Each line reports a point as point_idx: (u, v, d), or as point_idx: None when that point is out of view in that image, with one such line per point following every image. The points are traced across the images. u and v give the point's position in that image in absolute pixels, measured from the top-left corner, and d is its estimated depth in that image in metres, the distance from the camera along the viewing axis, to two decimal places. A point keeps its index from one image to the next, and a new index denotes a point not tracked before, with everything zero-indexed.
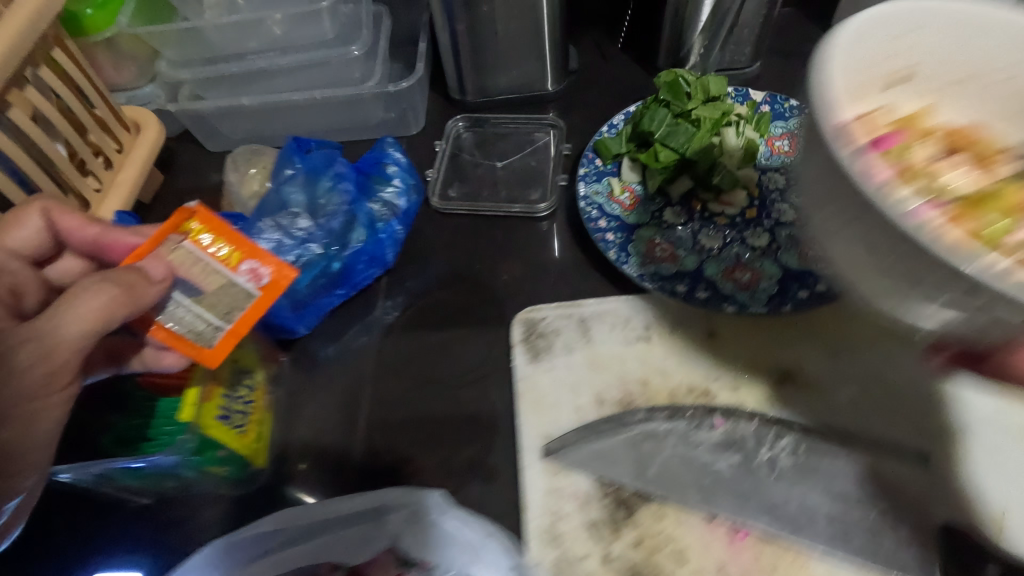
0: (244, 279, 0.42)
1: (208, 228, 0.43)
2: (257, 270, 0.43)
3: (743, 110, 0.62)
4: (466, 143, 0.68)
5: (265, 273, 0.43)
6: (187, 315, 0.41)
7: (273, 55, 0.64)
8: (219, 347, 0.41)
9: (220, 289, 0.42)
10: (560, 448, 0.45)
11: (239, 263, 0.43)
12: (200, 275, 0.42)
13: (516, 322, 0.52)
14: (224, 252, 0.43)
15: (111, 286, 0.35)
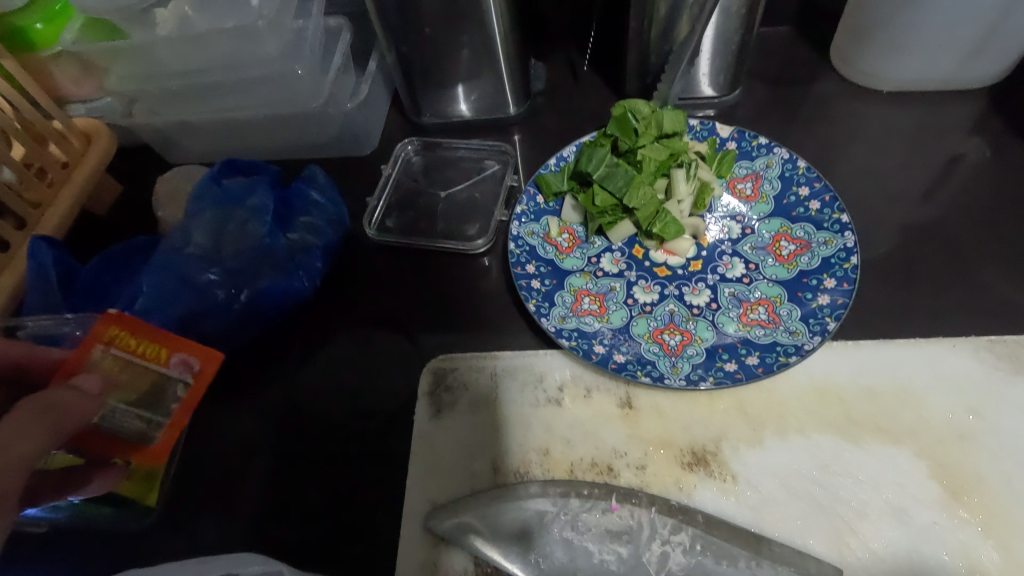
0: (177, 370, 0.44)
1: (131, 332, 0.44)
2: (186, 359, 0.44)
3: (702, 148, 0.57)
4: (415, 169, 0.65)
5: (195, 360, 0.44)
6: (129, 419, 0.42)
7: (220, 73, 0.63)
8: (163, 442, 0.43)
9: (150, 386, 0.43)
10: (442, 521, 0.42)
11: (169, 357, 0.44)
12: (131, 378, 0.43)
13: (425, 372, 0.50)
14: (151, 350, 0.44)
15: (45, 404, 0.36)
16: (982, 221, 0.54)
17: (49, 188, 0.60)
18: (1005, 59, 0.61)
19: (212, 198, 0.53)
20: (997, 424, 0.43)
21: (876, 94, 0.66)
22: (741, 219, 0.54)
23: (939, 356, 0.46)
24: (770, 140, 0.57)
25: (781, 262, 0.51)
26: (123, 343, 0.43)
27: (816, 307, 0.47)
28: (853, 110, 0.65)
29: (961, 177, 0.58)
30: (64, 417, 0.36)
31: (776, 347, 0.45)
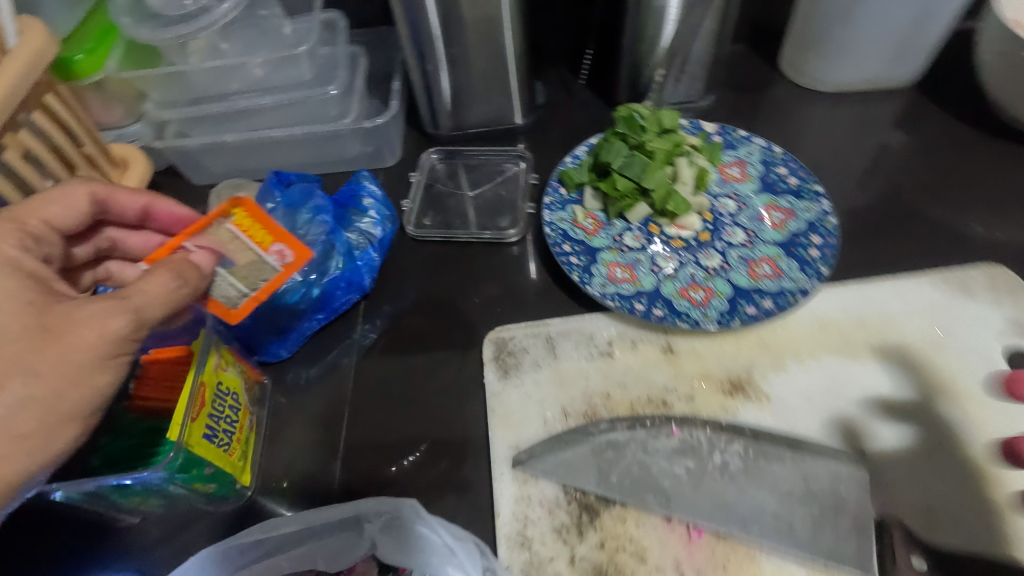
0: (275, 259, 0.46)
1: (246, 215, 0.44)
2: (283, 251, 0.45)
3: (695, 141, 0.67)
4: (440, 174, 0.72)
5: (288, 254, 0.46)
6: (226, 284, 0.46)
7: (255, 96, 0.67)
8: (244, 308, 0.47)
9: (251, 264, 0.46)
10: (529, 460, 0.48)
11: (270, 244, 0.45)
12: (239, 253, 0.45)
13: (487, 342, 0.56)
14: (260, 234, 0.45)
15: (169, 275, 0.38)
16: (912, 193, 0.68)
17: None
18: (921, 63, 0.75)
19: (277, 200, 0.56)
20: (958, 332, 0.54)
21: (823, 95, 0.79)
22: (736, 196, 0.64)
23: (908, 288, 0.56)
24: (747, 133, 0.68)
25: (774, 227, 0.61)
26: (238, 222, 0.44)
27: (809, 258, 0.57)
28: (806, 109, 0.78)
29: (894, 160, 0.72)
30: (187, 291, 0.39)
31: (784, 292, 0.55)
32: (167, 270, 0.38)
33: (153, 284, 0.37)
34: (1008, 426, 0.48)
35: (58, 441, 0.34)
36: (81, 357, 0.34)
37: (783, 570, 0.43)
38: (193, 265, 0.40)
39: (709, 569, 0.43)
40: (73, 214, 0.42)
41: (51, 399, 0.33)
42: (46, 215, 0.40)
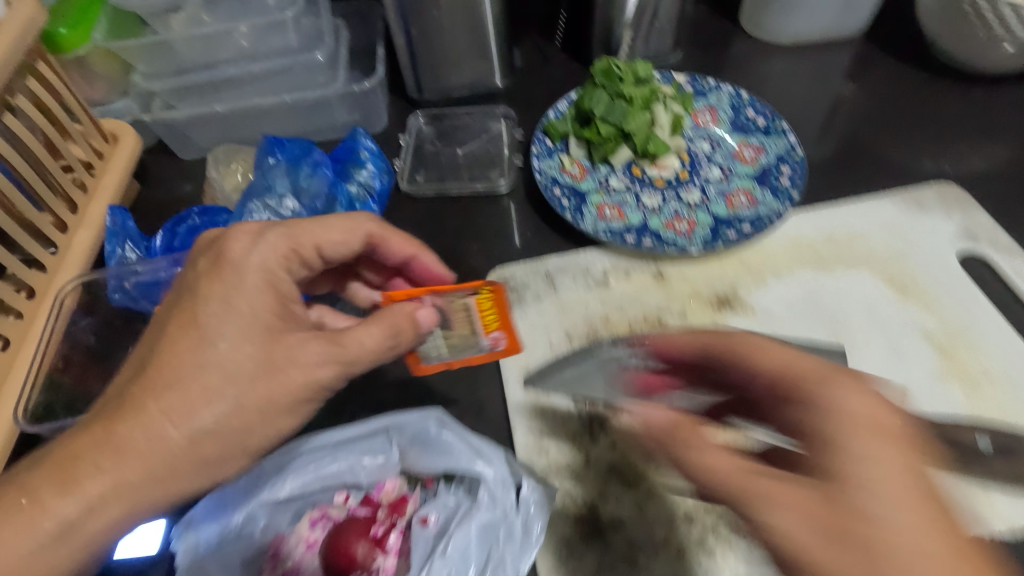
0: (490, 343, 0.49)
1: (494, 307, 0.50)
2: (500, 341, 0.49)
3: (669, 90, 0.71)
4: (428, 135, 0.74)
5: (501, 344, 0.49)
6: (434, 346, 0.48)
7: (243, 63, 0.69)
8: (433, 367, 0.48)
9: (469, 338, 0.49)
10: (539, 378, 0.51)
11: (493, 330, 0.49)
12: (461, 329, 0.48)
13: (489, 281, 0.59)
14: (489, 318, 0.49)
15: (386, 326, 0.41)
16: (866, 131, 0.74)
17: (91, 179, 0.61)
18: (869, 12, 0.81)
19: (278, 156, 0.58)
20: (918, 242, 0.59)
21: (780, 47, 0.84)
22: (710, 138, 0.68)
23: (871, 209, 0.61)
24: (716, 82, 0.73)
25: (747, 163, 0.65)
26: (482, 302, 0.49)
27: (781, 187, 0.62)
28: (766, 61, 0.83)
29: (850, 102, 0.78)
30: (393, 341, 0.41)
31: (761, 217, 0.59)
32: (389, 321, 0.41)
33: (387, 325, 0.41)
34: (965, 317, 0.54)
35: (227, 468, 0.37)
36: (281, 402, 0.37)
37: None
38: (412, 323, 0.42)
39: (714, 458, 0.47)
40: (341, 240, 0.45)
41: (236, 433, 0.36)
42: (319, 240, 0.44)
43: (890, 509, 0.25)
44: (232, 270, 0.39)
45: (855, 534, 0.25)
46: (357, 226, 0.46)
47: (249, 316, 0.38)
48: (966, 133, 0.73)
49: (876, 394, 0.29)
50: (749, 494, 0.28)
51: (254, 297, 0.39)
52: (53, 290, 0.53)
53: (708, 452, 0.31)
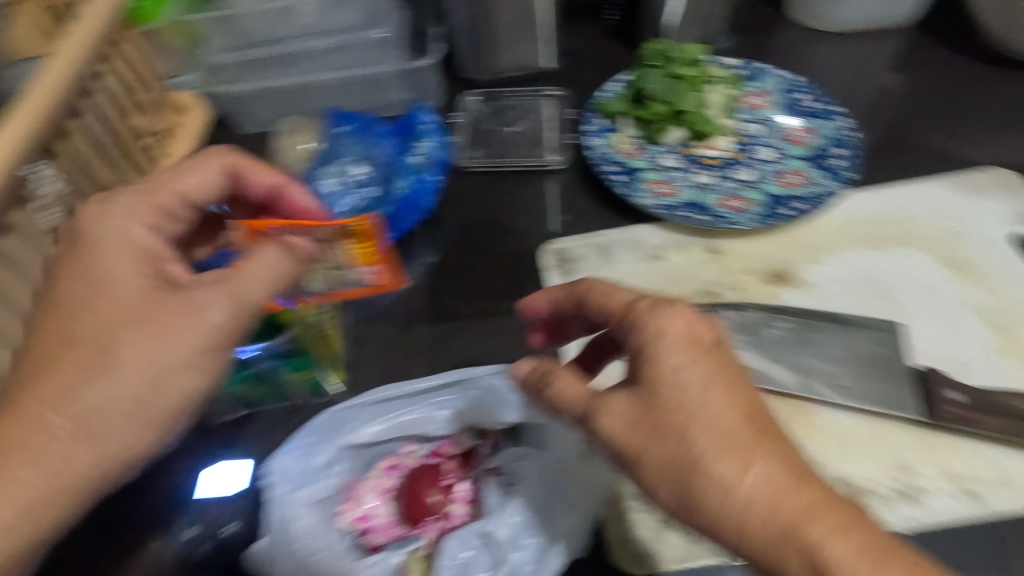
0: (360, 274, 0.52)
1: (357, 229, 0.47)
2: (370, 273, 0.52)
3: (721, 72, 0.72)
4: (483, 113, 0.75)
5: (378, 276, 0.53)
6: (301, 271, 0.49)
7: (309, 40, 0.71)
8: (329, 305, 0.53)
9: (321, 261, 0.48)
10: None
11: (373, 263, 0.51)
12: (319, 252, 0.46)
13: (546, 252, 0.61)
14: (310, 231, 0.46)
15: (275, 258, 0.40)
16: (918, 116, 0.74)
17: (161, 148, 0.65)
18: (918, 2, 0.82)
19: (344, 126, 0.62)
20: (973, 223, 0.60)
21: (830, 33, 0.85)
22: (761, 120, 0.69)
23: (926, 191, 0.62)
24: (766, 67, 0.74)
25: (799, 144, 0.66)
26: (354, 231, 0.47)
27: (834, 168, 0.63)
28: (816, 47, 0.83)
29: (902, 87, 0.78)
30: (276, 278, 0.40)
31: (814, 196, 0.60)
32: (271, 253, 0.40)
33: (246, 275, 0.39)
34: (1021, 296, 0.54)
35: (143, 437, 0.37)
36: (183, 353, 0.37)
37: (836, 419, 0.48)
38: (280, 255, 0.40)
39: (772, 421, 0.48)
40: (204, 183, 0.45)
41: (140, 405, 0.36)
42: (176, 185, 0.44)
43: (702, 403, 0.32)
44: (92, 249, 0.39)
45: (662, 421, 0.32)
46: (199, 171, 0.45)
47: (116, 286, 0.37)
48: (1020, 120, 0.73)
49: (684, 309, 0.35)
50: (591, 404, 0.35)
51: (121, 259, 0.39)
52: None
53: (560, 378, 0.38)
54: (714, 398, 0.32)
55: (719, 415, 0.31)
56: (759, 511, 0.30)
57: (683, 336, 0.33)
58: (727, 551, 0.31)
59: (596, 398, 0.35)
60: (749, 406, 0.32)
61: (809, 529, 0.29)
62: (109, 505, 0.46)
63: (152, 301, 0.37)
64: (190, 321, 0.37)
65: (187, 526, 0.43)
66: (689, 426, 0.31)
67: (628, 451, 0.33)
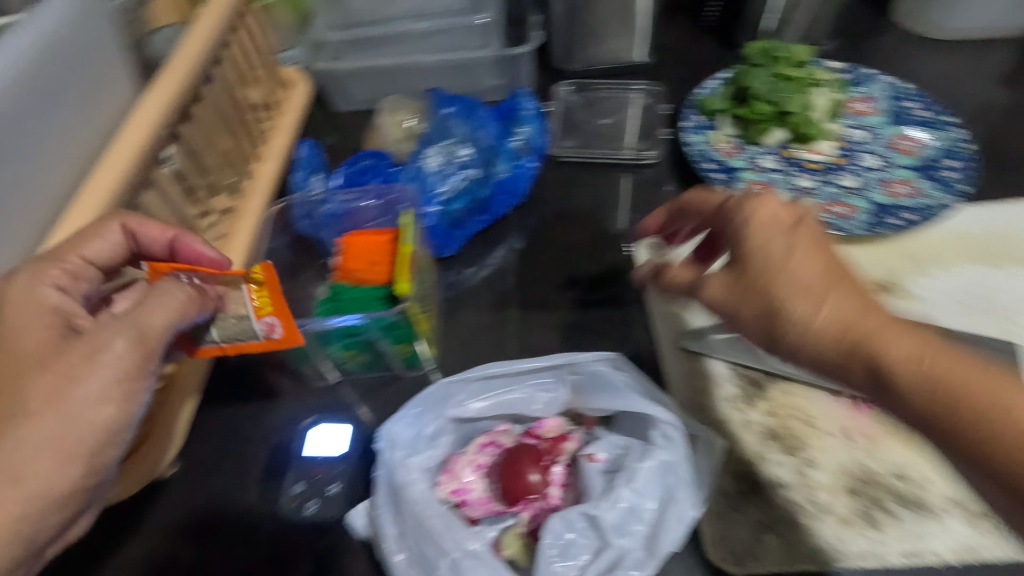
0: (262, 330, 0.42)
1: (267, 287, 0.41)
2: (272, 328, 0.42)
3: (827, 76, 0.70)
4: (575, 104, 0.75)
5: (279, 333, 0.42)
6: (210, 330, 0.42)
7: (412, 22, 0.73)
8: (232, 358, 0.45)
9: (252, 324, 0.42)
10: (696, 340, 0.53)
11: (263, 316, 0.41)
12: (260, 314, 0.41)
13: (641, 247, 0.61)
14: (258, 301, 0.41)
15: (177, 293, 0.37)
16: None
17: (273, 117, 0.67)
18: None
19: (451, 108, 0.63)
20: None
21: (938, 42, 0.81)
22: (866, 127, 0.67)
23: None
24: (873, 72, 0.71)
25: (909, 154, 0.64)
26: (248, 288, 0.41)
27: (948, 181, 0.60)
28: (923, 54, 0.80)
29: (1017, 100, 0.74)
30: (185, 309, 0.37)
31: (927, 207, 0.58)
32: (159, 293, 0.37)
33: (156, 304, 0.36)
34: None
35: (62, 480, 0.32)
36: (92, 388, 0.33)
37: None
38: (179, 299, 0.37)
39: (877, 434, 0.47)
40: (104, 250, 0.38)
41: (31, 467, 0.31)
42: (81, 250, 0.38)
43: (783, 261, 0.35)
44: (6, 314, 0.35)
45: (754, 283, 0.35)
46: (102, 229, 0.38)
47: (20, 339, 0.34)
48: None
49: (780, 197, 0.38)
50: (694, 283, 0.41)
51: (40, 325, 0.35)
52: (248, 212, 0.58)
53: (675, 271, 0.44)
54: (805, 247, 0.35)
55: (809, 262, 0.34)
56: (830, 332, 0.32)
57: (772, 212, 0.37)
58: (829, 375, 0.34)
59: (702, 275, 0.40)
60: (835, 258, 0.35)
61: (879, 345, 0.31)
62: (220, 456, 0.48)
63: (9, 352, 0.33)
64: (88, 358, 0.33)
65: (296, 481, 0.46)
66: (782, 268, 0.35)
67: (722, 307, 0.38)
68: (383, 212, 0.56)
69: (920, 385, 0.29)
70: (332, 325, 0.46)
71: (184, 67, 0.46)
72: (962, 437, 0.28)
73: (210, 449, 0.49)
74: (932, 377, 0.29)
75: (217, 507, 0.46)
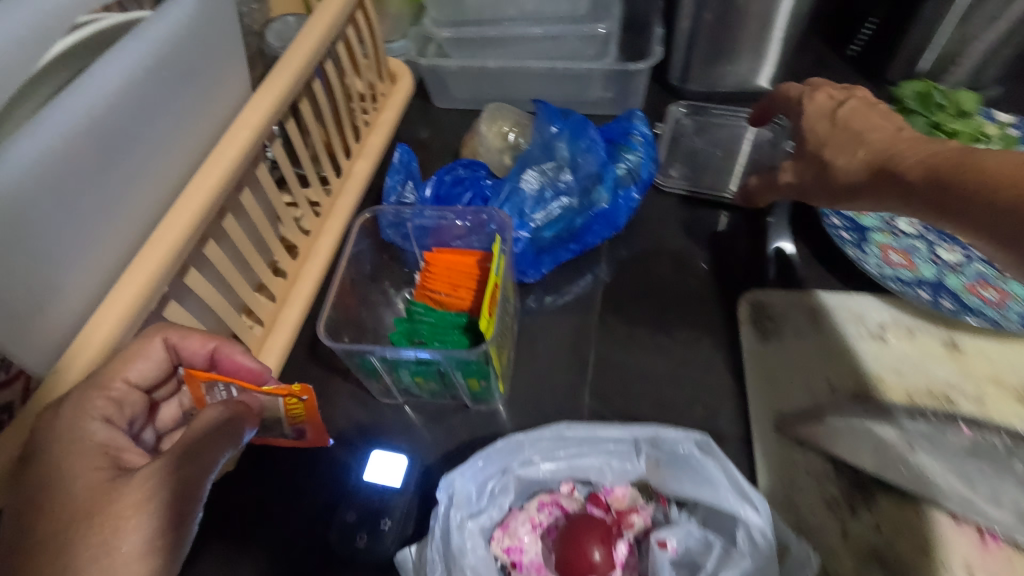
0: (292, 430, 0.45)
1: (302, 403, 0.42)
2: (302, 429, 0.45)
3: (993, 130, 0.60)
4: (686, 129, 0.69)
5: (307, 434, 0.45)
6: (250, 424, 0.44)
7: (524, 24, 0.68)
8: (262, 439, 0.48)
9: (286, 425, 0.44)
10: (795, 426, 0.47)
11: (295, 421, 0.44)
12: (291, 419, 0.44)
13: (743, 301, 0.54)
14: (293, 411, 0.43)
15: (223, 415, 0.35)
16: None
17: (374, 111, 0.65)
18: None
19: (558, 126, 0.58)
20: None
21: None
22: None
23: None
24: None
25: None
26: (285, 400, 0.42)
27: None
28: None
29: None
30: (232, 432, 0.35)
31: None
32: (205, 417, 0.35)
33: (203, 434, 0.33)
34: None
35: None
36: (142, 534, 0.30)
37: None
38: (224, 422, 0.35)
39: None
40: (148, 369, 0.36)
41: None
42: (125, 373, 0.35)
43: (822, 130, 0.44)
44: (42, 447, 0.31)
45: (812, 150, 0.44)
46: (142, 349, 0.36)
47: (61, 476, 0.31)
48: None
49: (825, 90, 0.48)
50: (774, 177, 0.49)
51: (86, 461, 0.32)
52: (335, 210, 0.57)
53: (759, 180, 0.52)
54: (855, 115, 0.44)
55: (858, 122, 0.43)
56: (863, 165, 0.40)
57: (821, 101, 0.47)
58: (874, 203, 0.40)
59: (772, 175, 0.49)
60: (878, 115, 0.43)
61: (898, 159, 0.38)
62: (278, 462, 0.48)
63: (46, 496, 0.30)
64: (141, 503, 0.30)
65: (348, 508, 0.44)
66: (832, 133, 0.44)
67: (799, 190, 0.46)
68: (473, 232, 0.54)
69: (925, 173, 0.36)
70: (407, 357, 0.44)
71: (296, 67, 0.44)
72: (943, 191, 0.34)
73: (268, 454, 0.48)
74: (931, 165, 0.36)
75: (270, 516, 0.46)
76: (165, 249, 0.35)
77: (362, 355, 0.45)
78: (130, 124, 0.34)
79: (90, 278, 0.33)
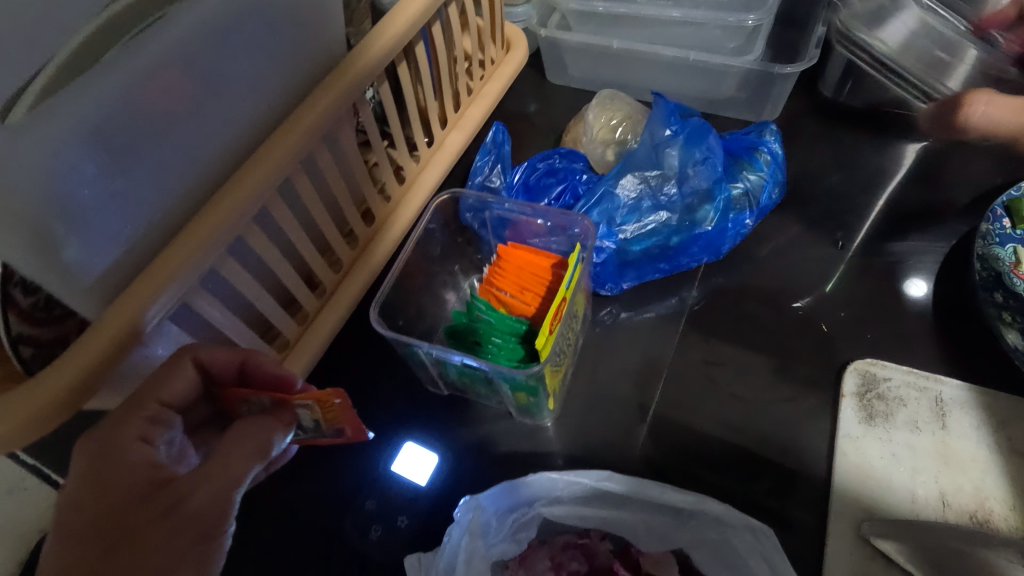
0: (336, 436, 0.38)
1: (334, 407, 0.35)
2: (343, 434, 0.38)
3: None
4: (830, 150, 0.58)
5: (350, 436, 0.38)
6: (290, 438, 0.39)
7: (663, 5, 0.60)
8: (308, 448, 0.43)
9: (326, 430, 0.37)
10: (885, 535, 0.40)
11: (332, 425, 0.37)
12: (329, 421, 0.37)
13: (851, 371, 0.46)
14: (328, 415, 0.36)
15: (253, 425, 0.34)
16: None
17: (479, 80, 0.61)
18: None
19: (673, 128, 0.51)
20: None
21: None
22: None
23: None
24: None
25: None
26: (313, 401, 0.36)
27: None
28: None
29: None
30: (263, 440, 0.33)
31: None
32: (236, 429, 0.33)
33: (229, 446, 0.32)
34: None
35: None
36: (168, 550, 0.29)
37: None
38: (252, 429, 0.33)
39: None
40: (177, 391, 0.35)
41: None
42: (159, 394, 0.34)
43: None
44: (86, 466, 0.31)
45: None
46: (173, 368, 0.35)
47: (93, 499, 0.30)
48: None
49: None
50: None
51: (122, 483, 0.31)
52: (418, 183, 0.53)
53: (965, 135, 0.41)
54: None
55: None
56: None
57: None
58: None
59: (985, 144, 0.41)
60: None
61: None
62: None
63: (77, 520, 0.30)
64: (167, 517, 0.30)
65: (370, 497, 0.44)
66: None
67: None
68: (554, 232, 0.50)
69: None
70: (454, 359, 0.41)
71: (394, 31, 0.40)
72: None
73: None
74: None
75: (297, 483, 0.45)
76: (202, 231, 0.32)
77: (406, 345, 0.43)
78: (170, 107, 0.31)
79: (131, 249, 0.32)
